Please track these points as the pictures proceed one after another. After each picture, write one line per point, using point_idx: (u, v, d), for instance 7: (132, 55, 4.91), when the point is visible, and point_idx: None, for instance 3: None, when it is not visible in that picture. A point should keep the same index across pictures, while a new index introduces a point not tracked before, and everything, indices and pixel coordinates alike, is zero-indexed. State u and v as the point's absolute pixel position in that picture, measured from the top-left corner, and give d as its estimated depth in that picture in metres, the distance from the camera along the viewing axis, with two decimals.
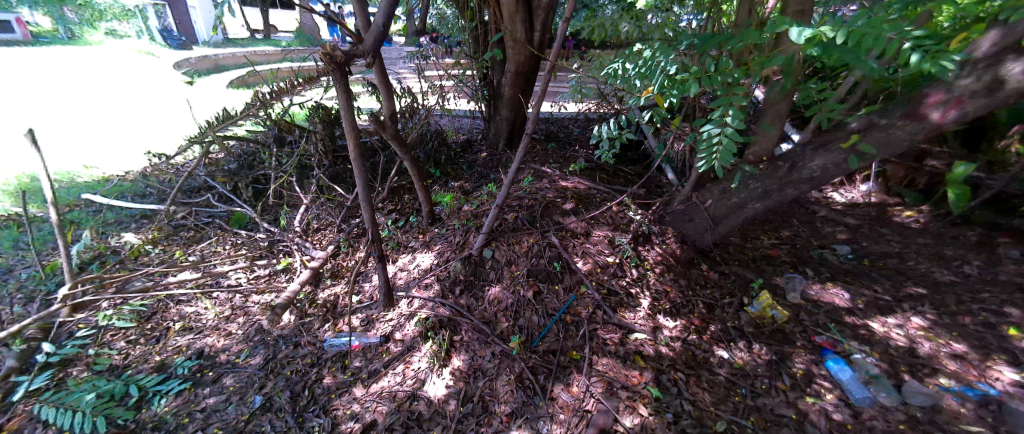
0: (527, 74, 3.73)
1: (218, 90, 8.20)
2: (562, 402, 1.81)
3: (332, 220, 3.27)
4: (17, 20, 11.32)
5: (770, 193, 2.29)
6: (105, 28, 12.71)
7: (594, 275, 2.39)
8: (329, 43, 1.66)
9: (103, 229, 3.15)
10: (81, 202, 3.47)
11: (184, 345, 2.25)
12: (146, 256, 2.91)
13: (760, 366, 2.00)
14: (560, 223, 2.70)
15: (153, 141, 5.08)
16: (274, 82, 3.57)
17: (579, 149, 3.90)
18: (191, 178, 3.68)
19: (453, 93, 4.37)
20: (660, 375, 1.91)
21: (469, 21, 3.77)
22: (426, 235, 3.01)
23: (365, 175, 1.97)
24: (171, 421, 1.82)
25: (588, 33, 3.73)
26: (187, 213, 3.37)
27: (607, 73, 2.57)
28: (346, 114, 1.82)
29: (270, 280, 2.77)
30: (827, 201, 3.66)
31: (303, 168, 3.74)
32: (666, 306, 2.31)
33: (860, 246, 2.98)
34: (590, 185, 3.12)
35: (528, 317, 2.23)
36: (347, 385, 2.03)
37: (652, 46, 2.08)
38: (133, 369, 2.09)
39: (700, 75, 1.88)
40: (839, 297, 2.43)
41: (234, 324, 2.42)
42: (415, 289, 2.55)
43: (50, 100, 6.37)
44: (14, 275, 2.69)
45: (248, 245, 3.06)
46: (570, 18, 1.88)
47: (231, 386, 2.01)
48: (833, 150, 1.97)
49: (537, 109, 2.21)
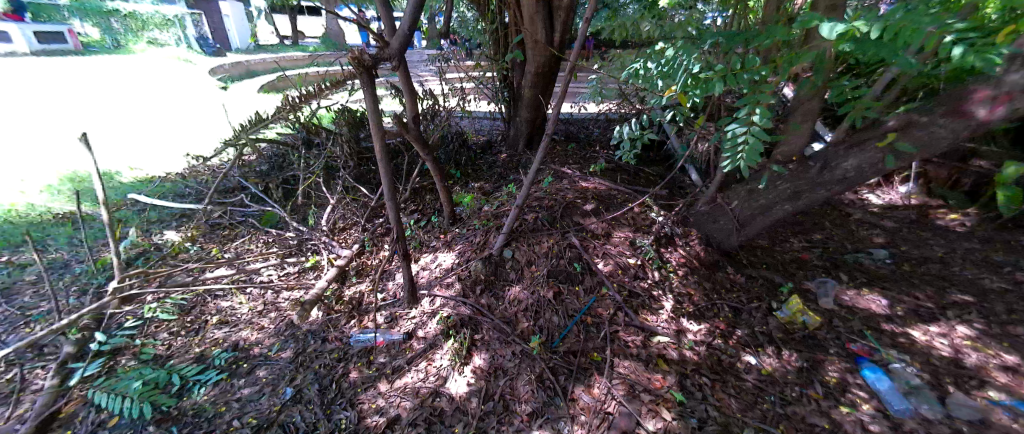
0: (547, 75, 3.70)
1: (249, 93, 8.57)
2: (583, 403, 1.82)
3: (356, 219, 3.36)
4: (68, 30, 12.23)
5: (800, 194, 2.23)
6: (148, 37, 13.71)
7: (614, 276, 2.39)
8: (357, 48, 1.72)
9: (147, 227, 3.34)
10: (127, 202, 3.68)
11: (221, 338, 2.37)
12: (186, 253, 3.06)
13: (790, 373, 1.93)
14: (580, 224, 2.71)
15: (191, 143, 5.37)
16: (302, 86, 3.70)
17: (599, 150, 3.88)
18: (225, 179, 3.85)
19: (473, 95, 4.43)
20: (684, 379, 1.88)
21: (490, 24, 3.83)
22: (447, 235, 3.06)
23: (390, 175, 2.02)
24: (209, 409, 1.92)
25: (609, 33, 3.70)
26: (223, 213, 3.52)
27: (628, 73, 2.56)
28: (373, 115, 1.88)
29: (299, 277, 2.87)
30: (862, 203, 3.50)
31: (330, 169, 3.84)
32: (689, 309, 2.28)
33: (898, 250, 2.83)
34: (611, 186, 3.09)
35: (548, 317, 2.24)
36: (372, 380, 2.09)
37: (675, 45, 2.06)
38: (175, 359, 2.21)
39: (725, 74, 1.84)
40: (876, 303, 2.32)
41: (266, 319, 2.52)
42: (436, 288, 2.60)
43: (97, 106, 6.77)
44: (70, 269, 2.88)
45: (278, 244, 3.17)
46: (590, 18, 1.87)
47: (264, 378, 2.10)
48: (868, 149, 1.90)
49: (557, 110, 2.17)
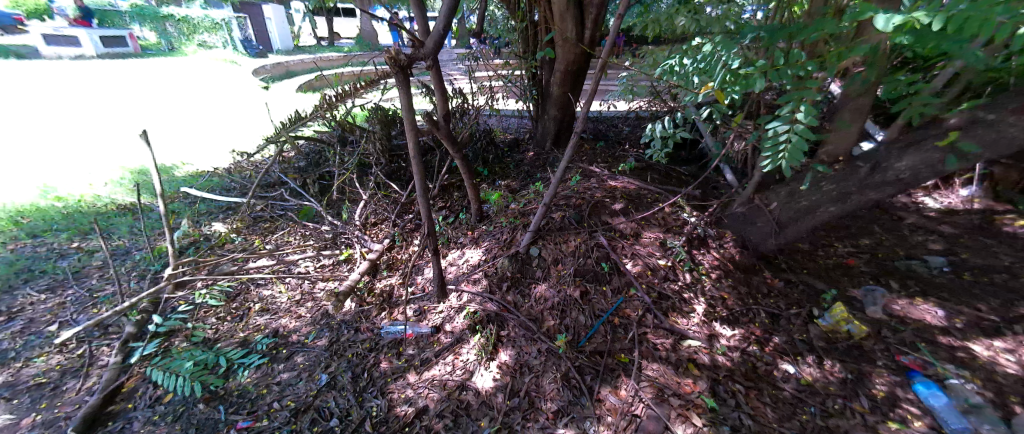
0: (576, 73, 3.66)
1: (287, 93, 8.98)
2: (609, 404, 1.81)
3: (387, 215, 3.46)
4: (129, 35, 13.18)
5: (847, 196, 2.10)
6: (198, 40, 14.78)
7: (643, 277, 2.36)
8: (393, 48, 1.77)
9: (197, 219, 3.58)
10: (180, 195, 3.95)
11: (263, 324, 2.50)
12: (231, 243, 3.26)
13: (833, 384, 1.83)
14: (608, 223, 2.68)
15: (235, 140, 5.69)
16: (338, 86, 3.84)
17: (629, 149, 3.81)
18: (267, 174, 4.06)
19: (501, 93, 4.45)
20: (715, 386, 1.83)
21: (520, 22, 3.84)
22: (474, 232, 3.10)
23: (422, 171, 2.06)
24: (253, 390, 2.04)
25: (641, 29, 3.62)
26: (264, 206, 3.72)
27: (662, 70, 2.50)
28: (407, 113, 1.92)
29: (334, 269, 2.99)
30: (917, 207, 3.26)
31: (362, 166, 3.97)
32: (722, 313, 2.21)
33: (958, 257, 2.62)
34: (640, 185, 3.03)
35: (574, 316, 2.23)
36: (401, 370, 2.16)
37: (713, 39, 1.99)
38: (222, 342, 2.36)
39: (766, 69, 1.77)
40: (931, 314, 2.16)
41: (303, 308, 2.65)
42: (463, 283, 2.64)
43: (156, 105, 7.33)
44: (131, 255, 3.12)
45: (315, 237, 3.31)
46: (623, 14, 1.84)
47: (301, 364, 2.21)
48: (926, 149, 1.77)
49: (587, 108, 2.14)
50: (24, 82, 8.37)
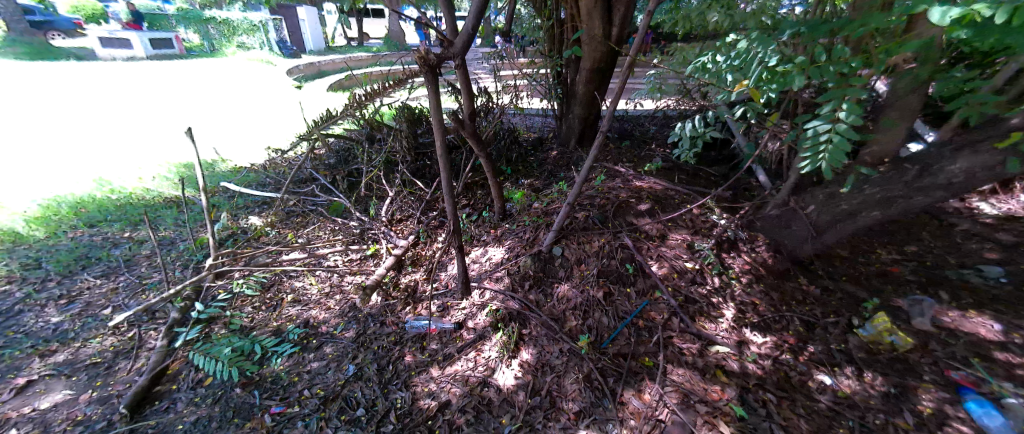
0: (603, 71, 3.62)
1: (318, 92, 9.28)
2: (632, 408, 1.78)
3: (412, 211, 3.53)
4: (175, 37, 13.94)
5: (892, 200, 1.98)
6: (238, 42, 15.31)
7: (669, 280, 2.33)
8: (423, 47, 1.80)
9: (235, 212, 3.76)
10: (219, 189, 4.16)
11: (294, 315, 2.61)
12: (266, 236, 3.41)
13: (873, 398, 1.74)
14: (633, 224, 2.64)
15: (270, 137, 5.93)
16: (367, 85, 3.94)
17: (655, 148, 3.73)
18: (299, 171, 4.22)
19: (526, 92, 4.45)
20: (745, 394, 1.77)
21: (546, 20, 3.81)
22: (497, 230, 3.12)
23: (448, 169, 2.09)
24: (285, 378, 2.14)
25: (671, 26, 3.53)
26: (297, 201, 3.87)
27: (693, 68, 2.43)
28: (435, 111, 1.95)
29: (361, 264, 3.08)
30: (971, 213, 3.04)
31: (389, 163, 4.06)
32: (753, 319, 2.15)
33: (1018, 268, 2.42)
34: (667, 186, 2.97)
35: (597, 318, 2.22)
36: (425, 365, 2.20)
37: (749, 35, 1.92)
38: (257, 330, 2.47)
39: (807, 66, 1.69)
40: (986, 327, 2.00)
41: (332, 300, 2.74)
42: (486, 281, 2.67)
43: (198, 103, 7.74)
44: (176, 245, 3.31)
45: (343, 232, 3.41)
46: (653, 11, 1.81)
47: (330, 354, 2.29)
48: (983, 150, 1.64)
49: (613, 107, 2.10)
50: (91, 81, 9.07)
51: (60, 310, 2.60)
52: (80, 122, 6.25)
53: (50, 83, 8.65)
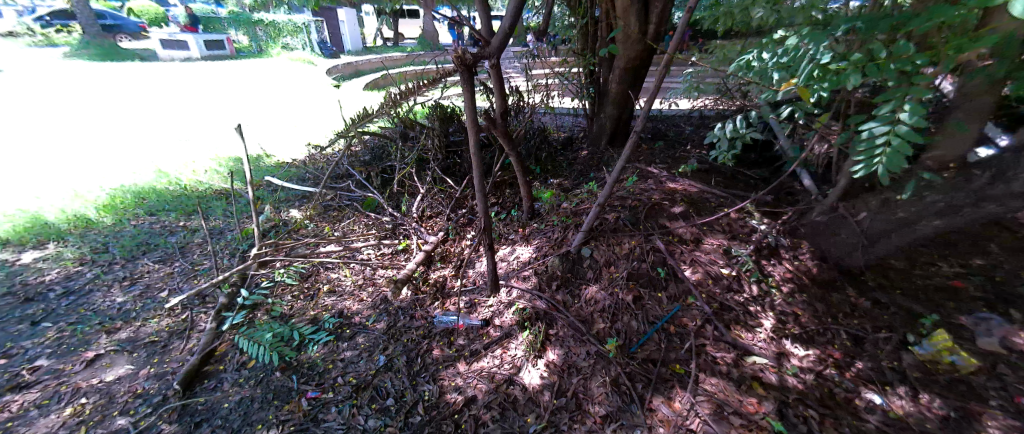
0: (637, 70, 3.53)
1: (354, 91, 9.62)
2: (661, 415, 1.74)
3: (442, 209, 3.60)
4: (226, 39, 14.86)
5: (957, 209, 1.82)
6: (283, 43, 16.09)
7: (702, 286, 2.26)
8: (460, 47, 1.84)
9: (277, 205, 3.97)
10: (263, 183, 4.40)
11: (330, 305, 2.72)
12: (305, 229, 3.58)
13: (930, 422, 1.61)
14: (666, 226, 2.57)
15: (310, 134, 6.21)
16: (401, 84, 4.05)
17: (691, 149, 3.62)
18: (337, 167, 4.41)
19: (557, 91, 4.43)
20: (784, 408, 1.69)
21: (581, 18, 3.81)
22: (525, 229, 3.12)
23: (481, 167, 2.11)
24: (320, 364, 2.24)
25: (711, 22, 3.40)
26: (333, 196, 4.03)
27: (736, 66, 2.34)
28: (470, 110, 1.98)
29: (392, 258, 3.17)
30: None
31: (421, 161, 4.15)
32: (794, 331, 2.05)
33: None
34: (703, 189, 2.88)
35: (626, 321, 2.18)
36: (452, 359, 2.23)
37: (799, 32, 1.82)
38: (295, 318, 2.60)
39: (865, 64, 1.58)
40: None
41: (365, 292, 2.84)
42: (513, 279, 2.68)
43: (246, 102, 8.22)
44: (224, 235, 3.54)
45: (376, 226, 3.52)
46: (693, 8, 1.77)
47: (362, 344, 2.37)
48: None
49: (648, 106, 2.06)
50: (152, 80, 9.84)
51: (124, 291, 2.85)
52: (143, 118, 6.79)
53: (117, 83, 9.45)
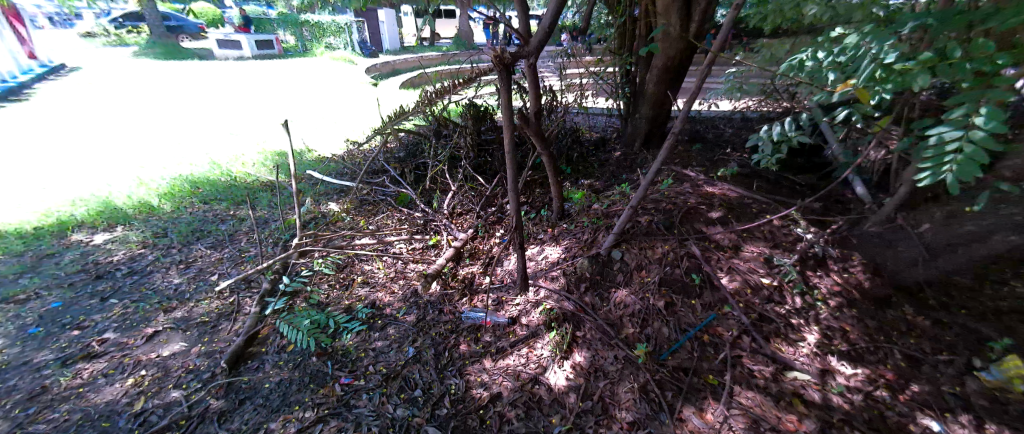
0: (675, 70, 3.43)
1: (390, 89, 9.92)
2: (692, 426, 1.68)
3: (472, 206, 3.65)
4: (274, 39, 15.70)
5: None
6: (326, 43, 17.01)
7: (740, 295, 2.17)
8: (500, 47, 1.85)
9: (317, 198, 4.17)
10: (304, 176, 4.63)
11: (363, 295, 2.82)
12: (342, 221, 3.73)
13: None
14: (702, 232, 2.50)
15: (348, 131, 6.46)
16: (437, 83, 4.14)
17: (731, 153, 3.48)
18: (373, 162, 4.57)
19: (591, 91, 4.38)
20: (827, 429, 1.59)
21: (619, 17, 3.83)
22: (554, 229, 3.11)
23: (514, 166, 2.12)
24: (353, 352, 2.32)
25: (759, 21, 3.25)
26: (369, 191, 4.18)
27: (785, 67, 2.22)
28: (506, 109, 1.99)
29: (423, 253, 3.24)
30: None
31: (453, 159, 4.23)
32: (841, 347, 1.92)
33: None
34: (743, 194, 2.76)
35: (656, 327, 2.13)
36: (479, 355, 2.26)
37: (860, 29, 1.70)
38: (331, 306, 2.72)
39: (935, 64, 1.45)
40: None
41: (396, 285, 2.92)
42: (541, 279, 2.67)
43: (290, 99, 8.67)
44: (268, 224, 3.75)
45: (408, 221, 3.62)
46: (741, 5, 1.70)
47: (393, 335, 2.44)
48: None
49: (688, 108, 2.00)
50: (208, 78, 10.58)
51: (180, 273, 3.08)
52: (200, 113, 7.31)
53: (179, 80, 10.22)
